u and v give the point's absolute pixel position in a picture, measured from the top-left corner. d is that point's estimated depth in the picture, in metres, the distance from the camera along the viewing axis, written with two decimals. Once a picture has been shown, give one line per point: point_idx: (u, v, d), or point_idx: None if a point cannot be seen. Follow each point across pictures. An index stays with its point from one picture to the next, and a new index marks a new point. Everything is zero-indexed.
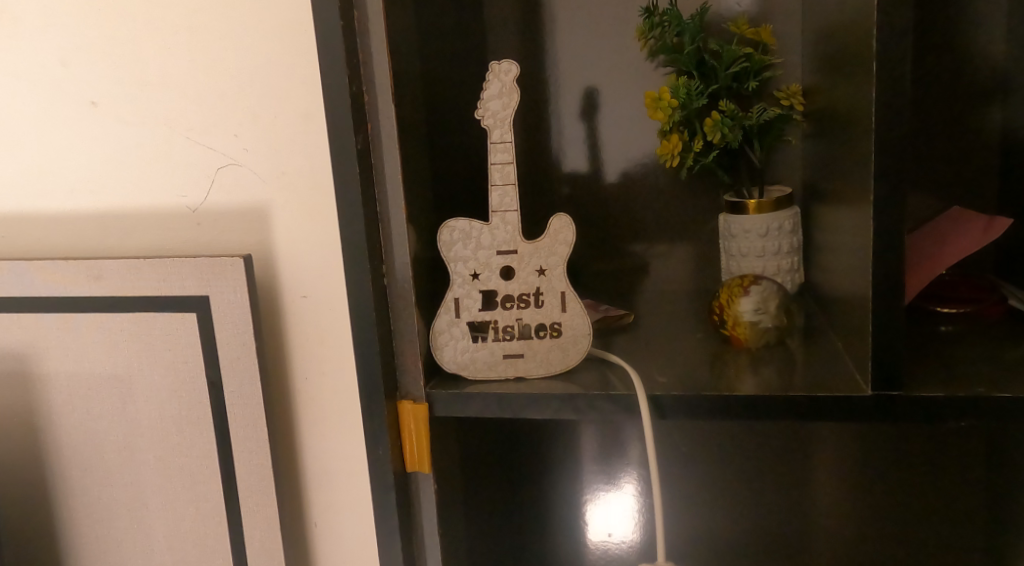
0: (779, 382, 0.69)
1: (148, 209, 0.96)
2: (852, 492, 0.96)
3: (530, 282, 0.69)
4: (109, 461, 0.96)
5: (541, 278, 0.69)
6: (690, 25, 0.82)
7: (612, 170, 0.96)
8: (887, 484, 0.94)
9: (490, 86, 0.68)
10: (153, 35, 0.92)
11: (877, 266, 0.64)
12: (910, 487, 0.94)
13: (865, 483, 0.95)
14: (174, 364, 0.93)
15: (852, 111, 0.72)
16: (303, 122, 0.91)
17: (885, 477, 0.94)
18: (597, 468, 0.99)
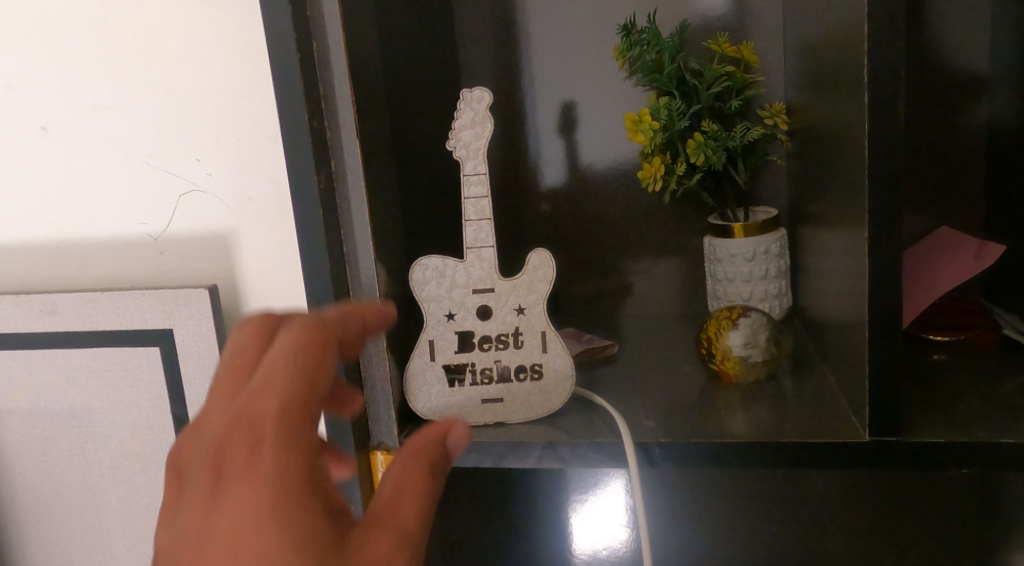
0: (772, 423, 0.66)
1: (107, 239, 0.90)
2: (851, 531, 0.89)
3: (508, 322, 0.66)
4: (68, 503, 0.90)
5: (520, 317, 0.66)
6: (670, 43, 0.79)
7: (593, 189, 0.92)
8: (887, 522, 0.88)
9: (462, 114, 0.66)
10: (106, 57, 0.86)
11: (873, 303, 0.61)
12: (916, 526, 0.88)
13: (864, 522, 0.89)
14: (136, 401, 0.87)
15: (837, 133, 0.69)
16: (267, 145, 0.85)
17: (884, 514, 0.89)
18: (586, 494, 0.89)
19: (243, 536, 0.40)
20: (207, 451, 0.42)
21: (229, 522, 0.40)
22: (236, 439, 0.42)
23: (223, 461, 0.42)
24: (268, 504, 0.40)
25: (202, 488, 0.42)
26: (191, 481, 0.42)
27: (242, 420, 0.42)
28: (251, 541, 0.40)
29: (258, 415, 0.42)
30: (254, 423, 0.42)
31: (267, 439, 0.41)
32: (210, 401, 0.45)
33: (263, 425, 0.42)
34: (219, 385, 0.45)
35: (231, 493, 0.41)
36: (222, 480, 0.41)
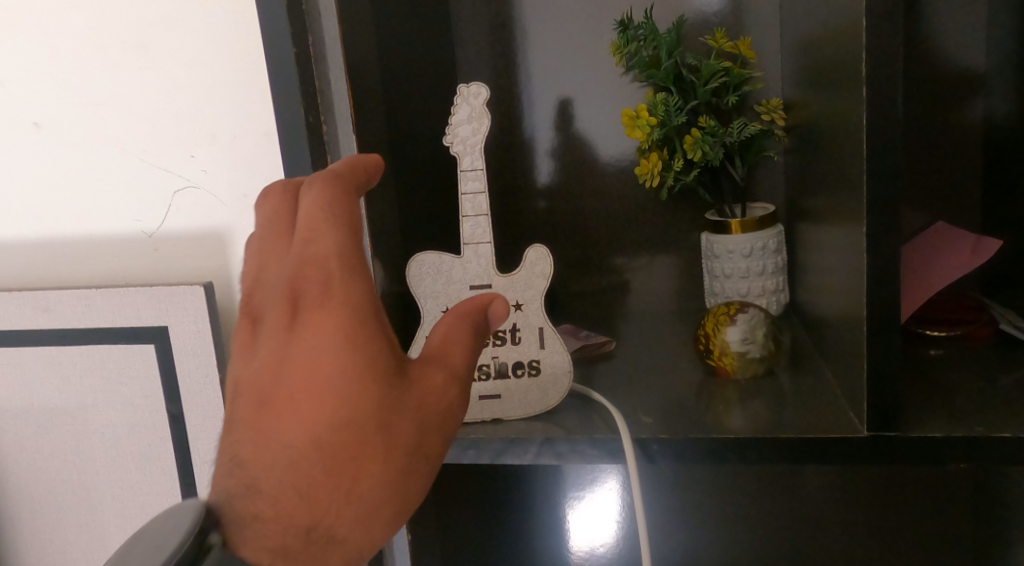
0: (769, 418, 0.66)
1: (101, 236, 0.89)
2: (851, 528, 0.89)
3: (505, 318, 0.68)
4: (62, 501, 0.90)
5: (517, 313, 0.68)
6: (667, 38, 0.79)
7: (590, 185, 0.92)
8: (887, 519, 0.88)
9: (459, 109, 0.67)
10: (99, 52, 0.85)
11: (872, 297, 0.61)
12: (916, 523, 0.88)
13: (863, 519, 0.89)
14: (131, 398, 0.87)
15: (835, 128, 0.68)
16: (262, 141, 0.84)
17: (885, 512, 0.88)
18: (582, 491, 0.92)
19: (320, 359, 0.48)
20: (273, 292, 0.49)
21: (308, 349, 0.48)
22: (300, 284, 0.49)
23: (290, 302, 0.49)
24: (340, 334, 0.48)
25: (277, 322, 0.49)
26: (263, 319, 0.50)
27: (303, 268, 0.49)
28: (328, 365, 0.48)
29: (318, 262, 0.49)
30: (314, 267, 0.49)
31: (329, 279, 0.49)
32: (265, 252, 0.51)
33: (322, 271, 0.49)
34: (270, 240, 0.51)
35: (306, 325, 0.48)
36: (294, 317, 0.49)
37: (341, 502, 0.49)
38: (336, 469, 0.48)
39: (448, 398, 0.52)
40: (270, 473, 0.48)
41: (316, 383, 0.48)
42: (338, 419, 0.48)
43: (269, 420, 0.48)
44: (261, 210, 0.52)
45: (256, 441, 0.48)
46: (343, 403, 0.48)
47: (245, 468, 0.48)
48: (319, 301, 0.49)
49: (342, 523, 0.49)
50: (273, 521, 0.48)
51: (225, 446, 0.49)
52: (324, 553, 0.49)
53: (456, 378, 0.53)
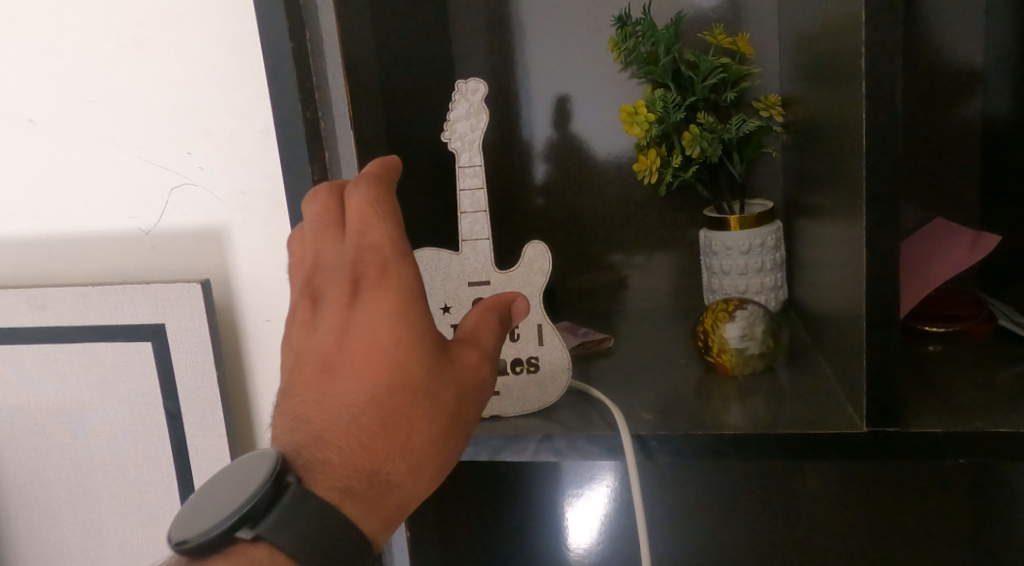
0: (768, 414, 0.66)
1: (97, 233, 0.89)
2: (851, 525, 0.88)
3: None
4: (59, 499, 0.89)
5: None
6: (665, 34, 0.79)
7: (588, 181, 0.92)
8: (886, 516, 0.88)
9: (457, 106, 0.67)
10: (95, 50, 0.85)
11: (871, 293, 0.61)
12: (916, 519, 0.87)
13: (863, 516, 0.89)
14: (128, 396, 0.87)
15: (834, 124, 0.68)
16: (259, 137, 0.84)
17: None
18: (582, 489, 0.88)
19: (379, 324, 0.57)
20: (337, 273, 0.59)
21: (368, 316, 0.57)
22: (360, 264, 0.58)
23: (353, 280, 0.58)
24: (395, 303, 0.57)
25: (339, 297, 0.58)
26: (326, 295, 0.59)
27: (361, 251, 0.59)
28: (384, 330, 0.57)
29: (373, 247, 0.59)
30: (370, 252, 0.59)
31: (383, 260, 0.58)
32: (322, 245, 0.60)
33: (377, 253, 0.58)
34: (325, 233, 0.60)
35: (366, 297, 0.58)
36: (353, 292, 0.58)
37: (394, 450, 0.56)
38: (392, 417, 0.56)
39: (479, 370, 0.60)
40: (335, 421, 0.56)
41: (375, 345, 0.57)
42: (393, 374, 0.56)
43: (331, 377, 0.57)
44: (312, 212, 0.61)
45: (323, 394, 0.57)
46: (395, 362, 0.57)
47: (311, 417, 0.56)
48: (377, 278, 0.58)
49: (396, 468, 0.56)
50: (337, 463, 0.55)
51: (292, 402, 0.57)
52: (381, 496, 0.56)
53: (486, 352, 0.60)
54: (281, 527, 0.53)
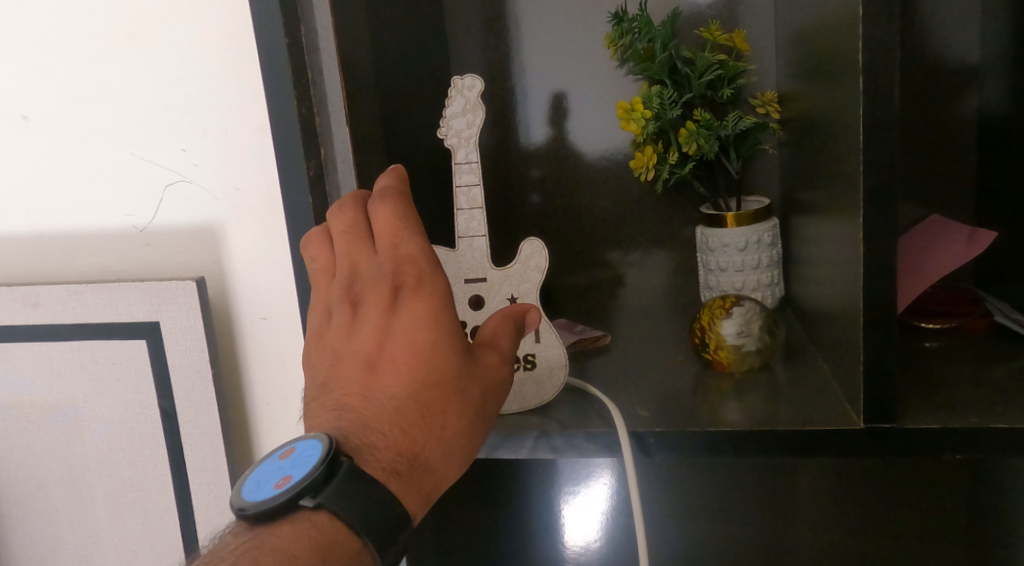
0: (764, 411, 0.66)
1: (91, 230, 0.88)
2: None
3: None
4: (53, 497, 0.89)
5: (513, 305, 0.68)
6: (661, 31, 0.78)
7: (584, 178, 0.92)
8: None
9: (453, 102, 0.67)
10: (88, 46, 0.84)
11: (869, 290, 0.61)
12: None
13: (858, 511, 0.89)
14: (122, 394, 0.86)
15: (829, 120, 0.68)
16: (254, 133, 0.84)
17: None
18: (578, 486, 0.87)
19: (418, 328, 0.60)
20: (375, 280, 0.61)
21: (408, 320, 0.60)
22: (398, 272, 0.61)
23: (392, 287, 0.61)
24: (434, 308, 0.60)
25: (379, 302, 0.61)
26: (365, 300, 0.61)
27: (399, 261, 0.61)
28: (424, 332, 0.60)
29: (411, 256, 0.61)
30: (407, 262, 0.61)
31: (421, 269, 0.61)
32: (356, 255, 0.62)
33: (415, 262, 0.61)
34: (359, 245, 0.63)
35: (406, 302, 0.61)
36: (393, 298, 0.61)
37: (433, 441, 0.58)
38: (430, 413, 0.58)
39: (503, 375, 0.62)
40: (379, 415, 0.58)
41: (416, 346, 0.59)
42: (432, 373, 0.59)
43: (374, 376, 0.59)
44: (346, 225, 0.63)
45: (366, 391, 0.59)
46: (434, 362, 0.59)
47: (354, 412, 0.58)
48: (415, 284, 0.61)
49: (434, 460, 0.58)
50: (381, 453, 0.57)
51: (335, 398, 0.60)
52: (420, 486, 0.58)
53: (510, 359, 0.63)
54: (340, 498, 0.54)
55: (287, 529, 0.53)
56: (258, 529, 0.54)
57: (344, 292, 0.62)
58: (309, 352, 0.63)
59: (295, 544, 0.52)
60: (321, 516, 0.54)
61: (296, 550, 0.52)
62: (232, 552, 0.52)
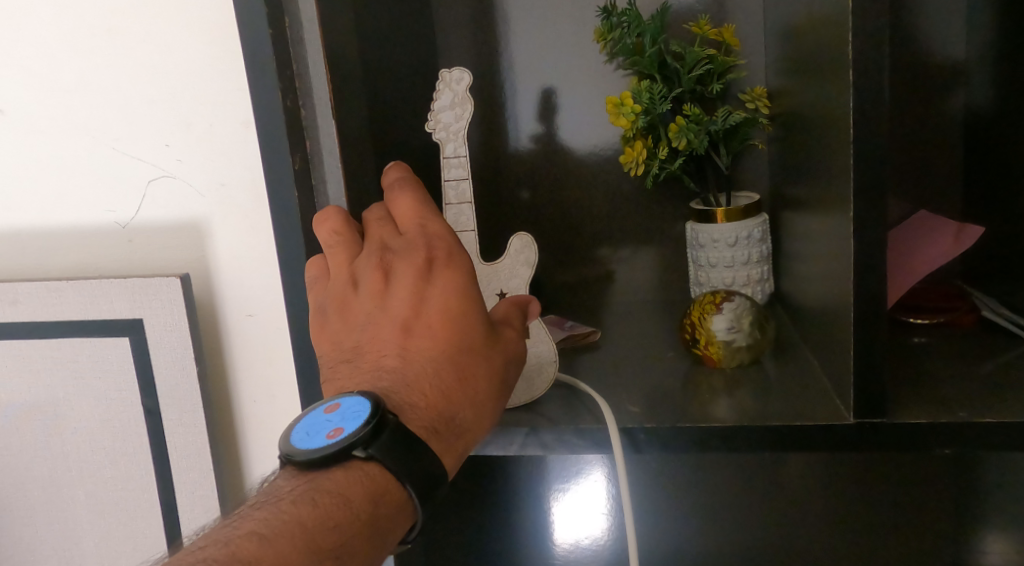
0: (754, 406, 0.65)
1: (72, 226, 0.87)
2: None
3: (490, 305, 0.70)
4: (33, 498, 0.87)
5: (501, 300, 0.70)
6: (651, 25, 0.78)
7: (572, 173, 0.91)
8: None
9: (441, 95, 0.67)
10: (68, 39, 0.83)
11: (859, 284, 0.60)
12: None
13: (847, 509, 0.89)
14: (105, 392, 0.85)
15: (818, 114, 0.68)
16: (238, 128, 0.83)
17: None
18: (568, 484, 0.87)
19: (452, 295, 0.62)
20: (407, 252, 0.63)
21: (443, 289, 0.62)
22: (430, 246, 0.63)
23: (425, 259, 0.63)
24: (465, 278, 0.63)
25: (412, 272, 0.62)
26: (397, 269, 0.63)
27: (431, 236, 0.63)
28: (459, 300, 0.62)
29: (441, 232, 0.64)
30: (437, 238, 0.63)
31: (451, 245, 0.64)
32: (385, 231, 0.64)
33: (445, 238, 0.64)
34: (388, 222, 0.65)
35: (439, 272, 0.63)
36: (426, 269, 0.62)
37: (467, 402, 0.60)
38: (465, 376, 0.61)
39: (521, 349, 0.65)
40: (416, 376, 0.60)
41: (451, 313, 0.62)
42: (466, 339, 0.62)
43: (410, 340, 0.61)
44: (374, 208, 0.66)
45: (402, 354, 0.61)
46: (468, 329, 0.62)
47: (394, 372, 0.60)
48: (447, 256, 0.63)
49: (467, 421, 0.60)
50: (421, 412, 0.59)
51: (371, 359, 0.61)
52: (455, 446, 0.59)
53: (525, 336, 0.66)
54: (391, 449, 0.55)
55: (341, 474, 0.55)
56: (309, 475, 0.55)
57: (375, 261, 0.63)
58: (331, 319, 0.64)
59: (348, 488, 0.54)
60: (372, 466, 0.56)
61: (351, 494, 0.54)
62: (289, 493, 0.54)
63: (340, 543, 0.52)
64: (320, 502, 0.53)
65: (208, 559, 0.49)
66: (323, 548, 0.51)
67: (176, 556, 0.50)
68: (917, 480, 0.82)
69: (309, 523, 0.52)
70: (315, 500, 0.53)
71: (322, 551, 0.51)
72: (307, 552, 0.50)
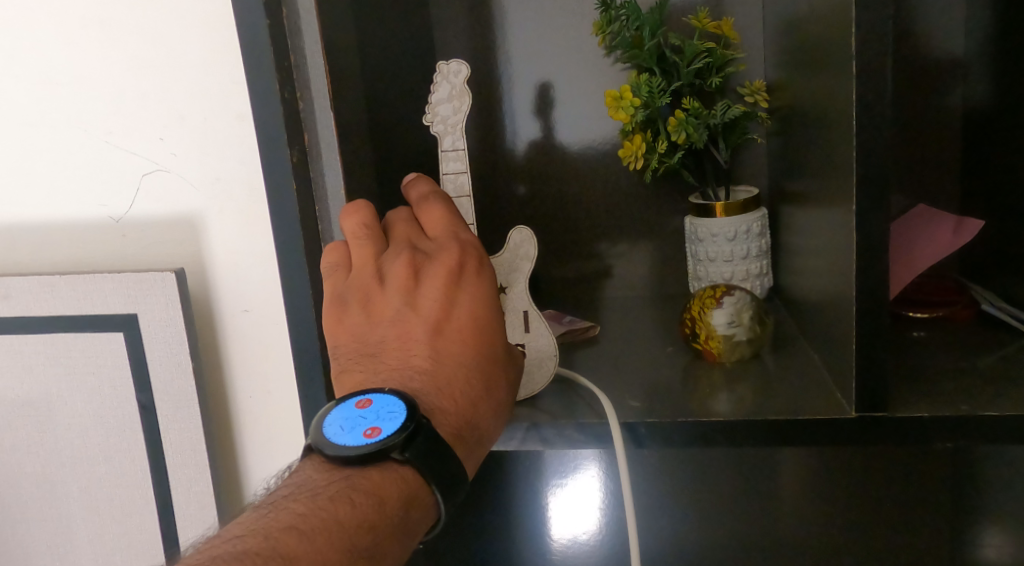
0: (754, 400, 0.65)
1: (64, 220, 0.86)
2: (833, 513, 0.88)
3: None
4: (25, 495, 0.87)
5: (501, 296, 0.70)
6: (649, 18, 0.77)
7: (570, 168, 0.91)
8: None
9: (439, 88, 0.67)
10: (59, 31, 0.82)
11: (860, 276, 0.60)
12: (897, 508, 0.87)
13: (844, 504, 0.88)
14: (99, 388, 0.84)
15: (818, 107, 0.68)
16: (234, 121, 0.82)
17: None
18: (565, 480, 0.86)
19: (481, 304, 0.64)
20: (439, 256, 0.65)
21: (473, 296, 0.64)
22: (462, 253, 0.65)
23: (457, 264, 0.64)
24: (492, 289, 0.65)
25: (444, 276, 0.64)
26: (427, 271, 0.64)
27: (463, 244, 0.65)
28: (487, 309, 0.64)
29: (471, 240, 0.66)
30: (468, 247, 0.65)
31: (481, 255, 0.66)
32: (413, 232, 0.67)
33: (475, 248, 0.66)
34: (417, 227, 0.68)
35: (468, 279, 0.65)
36: (457, 275, 0.64)
37: (492, 410, 0.62)
38: (492, 383, 0.63)
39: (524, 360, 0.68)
40: (445, 379, 0.62)
41: (480, 321, 0.64)
42: (491, 348, 0.64)
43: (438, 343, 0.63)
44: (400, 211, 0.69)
45: (431, 356, 0.62)
46: (494, 338, 0.64)
47: (422, 374, 0.62)
48: (477, 265, 0.65)
49: (487, 430, 0.61)
50: (450, 416, 0.60)
51: (398, 359, 0.63)
52: (476, 450, 0.61)
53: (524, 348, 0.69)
54: (425, 454, 0.56)
55: (376, 475, 0.55)
56: (341, 472, 0.56)
57: (405, 260, 0.64)
58: (352, 312, 0.64)
59: (384, 489, 0.55)
60: (407, 470, 0.56)
61: (386, 495, 0.54)
62: (325, 488, 0.54)
63: (374, 543, 0.53)
64: (356, 501, 0.53)
65: (249, 553, 0.49)
66: (357, 548, 0.52)
67: (216, 544, 0.51)
68: (914, 475, 0.82)
69: (345, 522, 0.52)
70: (352, 500, 0.53)
71: (358, 551, 0.52)
72: (344, 552, 0.51)
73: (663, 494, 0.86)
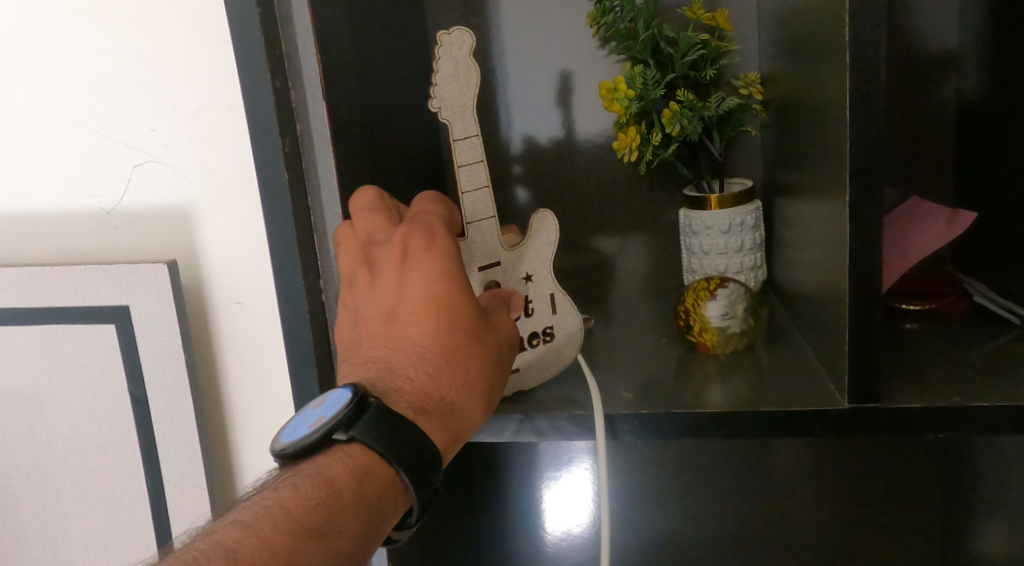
0: (747, 392, 0.65)
1: (55, 212, 0.86)
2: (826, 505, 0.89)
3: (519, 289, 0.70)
4: (17, 487, 0.86)
5: (528, 284, 0.70)
6: (644, 10, 0.77)
7: (564, 160, 0.91)
8: None
9: (442, 67, 0.66)
10: (49, 20, 0.81)
11: (853, 267, 0.60)
12: None
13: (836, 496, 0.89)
14: (90, 379, 0.84)
15: (812, 99, 0.68)
16: (225, 111, 0.81)
17: None
18: (559, 472, 0.86)
19: (430, 282, 0.62)
20: (387, 241, 0.63)
21: (423, 274, 0.62)
22: (409, 233, 0.63)
23: (404, 245, 0.63)
24: (445, 263, 0.62)
25: (393, 260, 0.63)
26: (379, 259, 0.63)
27: (410, 223, 0.63)
28: (439, 284, 0.62)
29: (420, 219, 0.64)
30: (417, 224, 0.63)
31: (431, 230, 0.63)
32: (372, 224, 0.64)
33: (425, 224, 0.63)
34: (374, 215, 0.64)
35: (417, 257, 0.62)
36: (405, 255, 0.63)
37: (456, 385, 0.60)
38: (453, 358, 0.61)
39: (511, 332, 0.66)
40: (404, 364, 0.60)
41: (433, 298, 0.61)
42: (450, 323, 0.61)
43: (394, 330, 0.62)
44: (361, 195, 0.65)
45: (389, 344, 0.61)
46: (451, 312, 0.61)
47: (381, 361, 0.61)
48: (427, 240, 0.63)
49: (463, 404, 0.60)
50: (407, 395, 0.59)
51: (362, 352, 0.62)
52: (448, 426, 0.59)
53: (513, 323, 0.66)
54: (373, 428, 0.55)
55: (324, 460, 0.55)
56: (297, 464, 0.55)
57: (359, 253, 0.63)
58: None
59: (332, 471, 0.54)
60: (355, 446, 0.56)
61: (334, 475, 0.53)
62: (273, 482, 0.53)
63: (324, 522, 0.51)
64: (300, 486, 0.52)
65: (193, 550, 0.49)
66: (306, 527, 0.50)
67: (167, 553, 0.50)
68: (906, 467, 0.83)
69: (290, 505, 0.51)
70: (297, 484, 0.53)
71: (308, 531, 0.50)
72: (291, 532, 0.50)
73: (656, 486, 0.86)
